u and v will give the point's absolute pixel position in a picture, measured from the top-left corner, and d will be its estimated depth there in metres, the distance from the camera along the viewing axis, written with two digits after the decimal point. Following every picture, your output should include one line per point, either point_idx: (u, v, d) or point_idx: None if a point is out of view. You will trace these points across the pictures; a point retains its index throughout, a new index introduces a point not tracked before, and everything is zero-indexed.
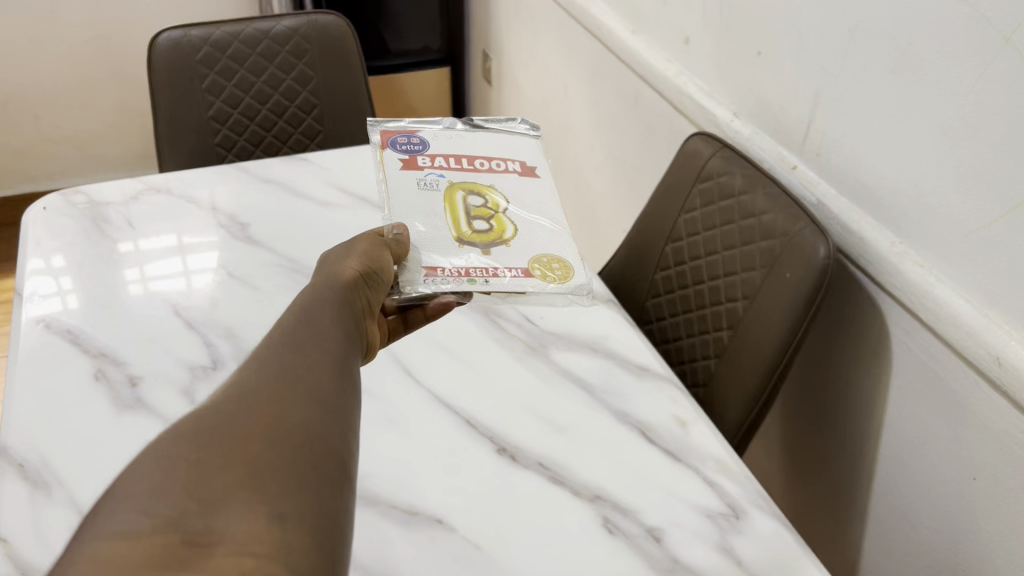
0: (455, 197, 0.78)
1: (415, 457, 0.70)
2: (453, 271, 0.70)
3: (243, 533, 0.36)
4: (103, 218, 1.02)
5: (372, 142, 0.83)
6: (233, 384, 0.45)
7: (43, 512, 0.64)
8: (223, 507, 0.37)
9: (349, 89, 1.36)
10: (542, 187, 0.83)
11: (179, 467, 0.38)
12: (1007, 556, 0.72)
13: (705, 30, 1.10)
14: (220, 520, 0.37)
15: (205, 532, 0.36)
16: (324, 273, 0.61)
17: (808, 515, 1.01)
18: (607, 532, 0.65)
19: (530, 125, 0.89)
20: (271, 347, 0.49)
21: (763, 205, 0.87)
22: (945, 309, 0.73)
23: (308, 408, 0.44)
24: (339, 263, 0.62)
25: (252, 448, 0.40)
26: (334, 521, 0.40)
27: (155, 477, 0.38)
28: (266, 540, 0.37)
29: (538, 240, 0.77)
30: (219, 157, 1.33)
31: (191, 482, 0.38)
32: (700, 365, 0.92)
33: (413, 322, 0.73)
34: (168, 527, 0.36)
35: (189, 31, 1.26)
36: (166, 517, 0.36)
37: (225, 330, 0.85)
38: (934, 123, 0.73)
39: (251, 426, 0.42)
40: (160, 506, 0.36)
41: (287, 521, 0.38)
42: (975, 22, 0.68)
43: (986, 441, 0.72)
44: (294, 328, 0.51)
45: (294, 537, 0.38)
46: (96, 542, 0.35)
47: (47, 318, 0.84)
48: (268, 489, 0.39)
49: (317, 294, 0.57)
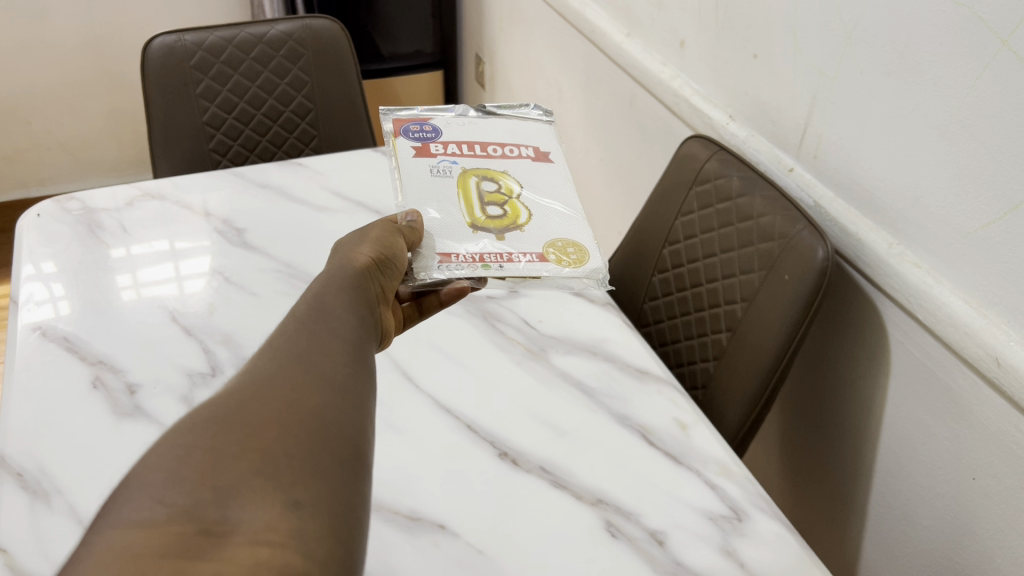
0: (468, 183, 0.78)
1: (418, 464, 0.70)
2: (468, 257, 0.71)
3: (259, 520, 0.36)
4: (98, 224, 1.01)
5: (385, 131, 0.83)
6: (247, 373, 0.45)
7: (42, 521, 0.63)
8: (238, 494, 0.37)
9: (343, 93, 1.36)
10: (554, 171, 0.83)
11: (195, 455, 0.38)
12: (1006, 554, 0.72)
13: (700, 32, 1.11)
14: (236, 508, 0.37)
15: (221, 521, 0.36)
16: (336, 262, 0.61)
17: (809, 517, 1.02)
18: (610, 536, 0.65)
19: (544, 111, 0.89)
20: (287, 336, 0.49)
21: (760, 207, 0.88)
22: (943, 310, 0.73)
23: (325, 396, 0.44)
24: (352, 251, 0.62)
25: (267, 433, 0.40)
26: (348, 507, 0.40)
27: (172, 465, 0.38)
28: (281, 528, 0.37)
29: (553, 224, 0.77)
30: (213, 163, 1.33)
31: (206, 469, 0.38)
32: (699, 367, 0.92)
33: (428, 309, 0.74)
34: (184, 515, 0.36)
35: (183, 36, 1.26)
36: (182, 506, 0.36)
37: (223, 336, 0.85)
38: (930, 125, 0.74)
39: (265, 411, 0.42)
40: (175, 494, 0.36)
41: (301, 509, 0.38)
42: (972, 25, 0.68)
43: (985, 440, 0.72)
44: (308, 318, 0.51)
45: (309, 523, 0.37)
46: (114, 531, 0.34)
47: (42, 325, 0.84)
48: (283, 476, 0.39)
49: (332, 283, 0.57)
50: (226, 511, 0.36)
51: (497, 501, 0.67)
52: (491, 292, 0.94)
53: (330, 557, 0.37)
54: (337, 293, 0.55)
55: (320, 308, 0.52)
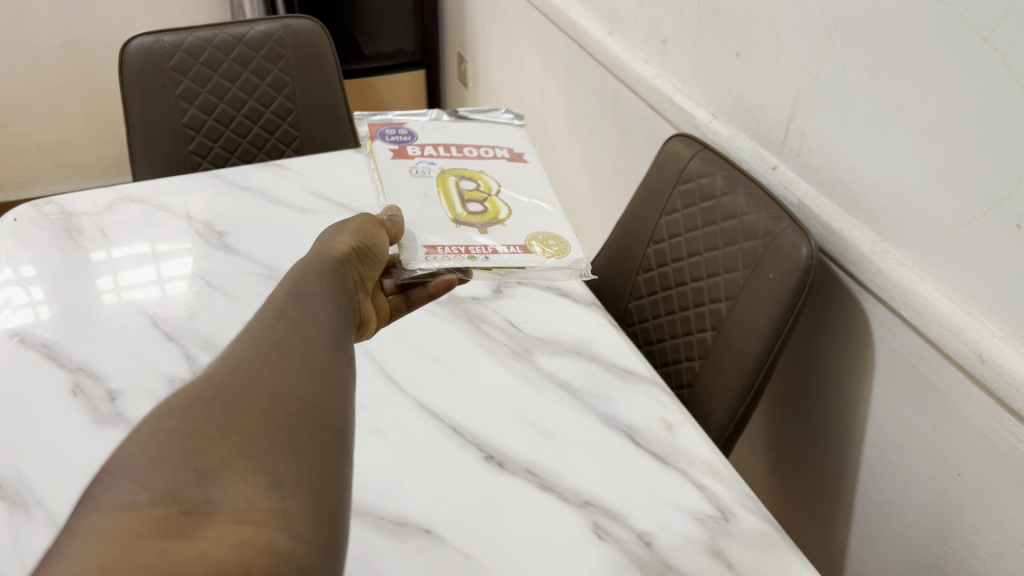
0: (446, 182, 0.77)
1: (402, 468, 0.69)
2: (454, 249, 0.69)
3: (241, 499, 0.36)
4: (77, 228, 1.00)
5: (361, 135, 0.82)
6: (225, 362, 0.44)
7: (21, 532, 0.62)
8: (221, 473, 0.37)
9: (326, 93, 1.34)
10: (531, 170, 0.82)
11: (176, 438, 0.38)
12: (992, 549, 0.72)
13: (682, 30, 1.11)
14: (217, 488, 0.36)
15: (203, 502, 0.35)
16: (316, 252, 0.59)
17: (797, 515, 1.02)
18: (597, 538, 0.64)
19: (516, 115, 0.89)
20: (266, 324, 0.47)
21: (744, 206, 0.88)
22: (926, 306, 0.73)
23: (308, 381, 0.43)
24: (331, 242, 0.61)
25: (248, 416, 0.40)
26: (330, 489, 0.39)
27: (152, 449, 0.37)
28: (264, 506, 0.36)
29: (530, 221, 0.76)
30: (194, 165, 1.31)
31: (189, 451, 0.37)
32: (684, 366, 0.92)
33: (415, 301, 0.74)
34: (167, 496, 0.35)
35: (161, 37, 1.24)
36: (164, 488, 0.35)
37: (205, 341, 0.83)
38: (912, 122, 0.74)
39: (245, 395, 0.41)
40: (157, 478, 0.36)
41: (284, 489, 0.37)
42: (953, 22, 0.68)
43: (969, 436, 0.73)
44: (288, 307, 0.50)
45: (292, 501, 0.37)
46: (97, 515, 0.34)
47: (21, 331, 0.82)
48: (265, 457, 0.38)
49: (314, 272, 0.56)
50: (208, 492, 0.36)
51: (481, 503, 0.67)
52: (475, 292, 0.93)
53: (315, 536, 0.36)
54: (321, 284, 0.54)
55: (300, 297, 0.51)
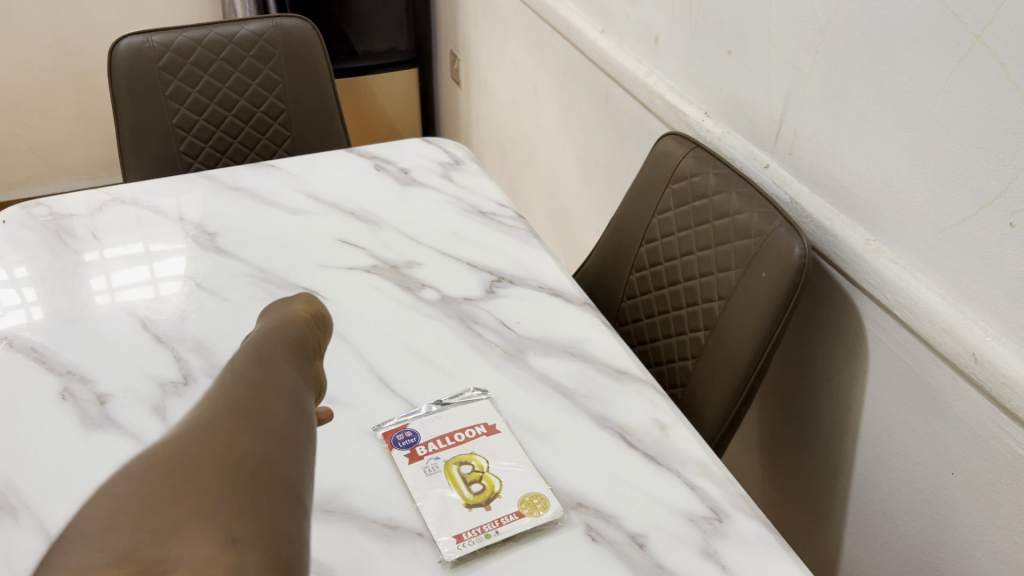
0: None
1: (395, 471, 0.69)
2: None
3: (199, 554, 0.29)
4: (67, 230, 0.99)
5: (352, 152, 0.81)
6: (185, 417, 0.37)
7: (10, 539, 0.61)
8: (175, 528, 0.29)
9: (316, 92, 1.33)
10: None
11: (131, 494, 0.30)
12: (986, 549, 0.72)
13: (674, 29, 1.10)
14: (176, 544, 0.29)
15: (161, 559, 0.28)
16: (271, 319, 0.55)
17: (791, 514, 1.01)
18: (590, 540, 0.64)
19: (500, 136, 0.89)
20: (226, 379, 0.42)
21: (737, 205, 0.87)
22: (919, 305, 0.73)
23: (263, 428, 0.37)
24: (282, 312, 0.57)
25: (208, 460, 0.33)
26: (287, 547, 0.32)
27: (100, 510, 0.29)
28: (220, 562, 0.29)
29: None
30: (185, 165, 1.30)
31: (143, 507, 0.30)
32: (678, 366, 0.91)
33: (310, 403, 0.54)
34: (123, 557, 0.28)
35: (150, 37, 1.24)
36: (121, 548, 0.28)
37: (195, 343, 0.82)
38: (903, 121, 0.74)
39: (206, 444, 0.34)
40: (114, 535, 0.29)
41: (240, 544, 0.30)
42: (945, 18, 0.68)
43: (963, 436, 0.72)
44: (248, 367, 0.44)
45: (249, 555, 0.30)
46: None
47: (11, 334, 0.82)
48: (221, 508, 0.31)
49: (273, 334, 0.51)
50: (165, 548, 0.29)
51: (473, 505, 0.66)
52: (467, 293, 0.93)
53: None
54: (280, 346, 0.49)
55: (261, 356, 0.46)
